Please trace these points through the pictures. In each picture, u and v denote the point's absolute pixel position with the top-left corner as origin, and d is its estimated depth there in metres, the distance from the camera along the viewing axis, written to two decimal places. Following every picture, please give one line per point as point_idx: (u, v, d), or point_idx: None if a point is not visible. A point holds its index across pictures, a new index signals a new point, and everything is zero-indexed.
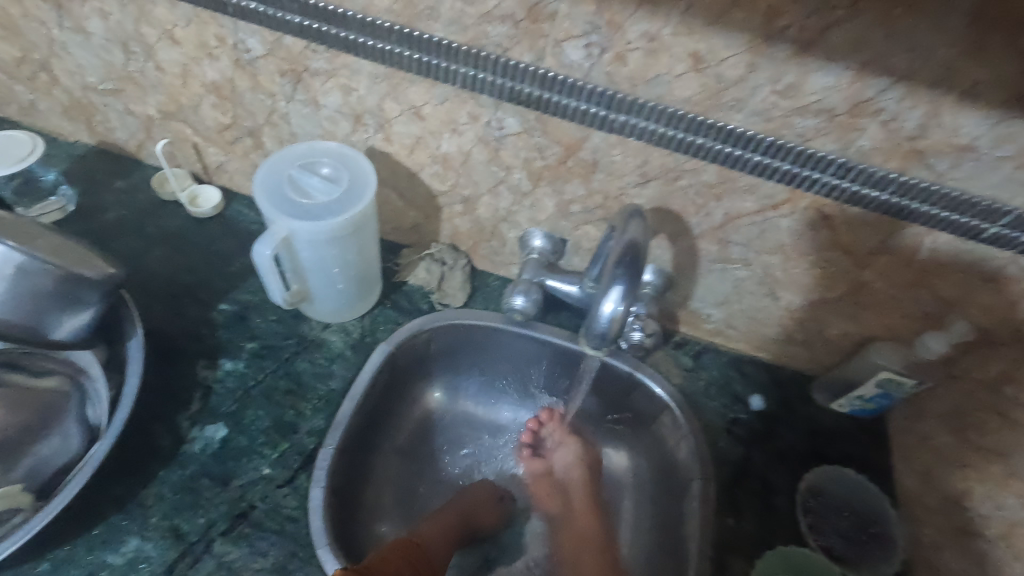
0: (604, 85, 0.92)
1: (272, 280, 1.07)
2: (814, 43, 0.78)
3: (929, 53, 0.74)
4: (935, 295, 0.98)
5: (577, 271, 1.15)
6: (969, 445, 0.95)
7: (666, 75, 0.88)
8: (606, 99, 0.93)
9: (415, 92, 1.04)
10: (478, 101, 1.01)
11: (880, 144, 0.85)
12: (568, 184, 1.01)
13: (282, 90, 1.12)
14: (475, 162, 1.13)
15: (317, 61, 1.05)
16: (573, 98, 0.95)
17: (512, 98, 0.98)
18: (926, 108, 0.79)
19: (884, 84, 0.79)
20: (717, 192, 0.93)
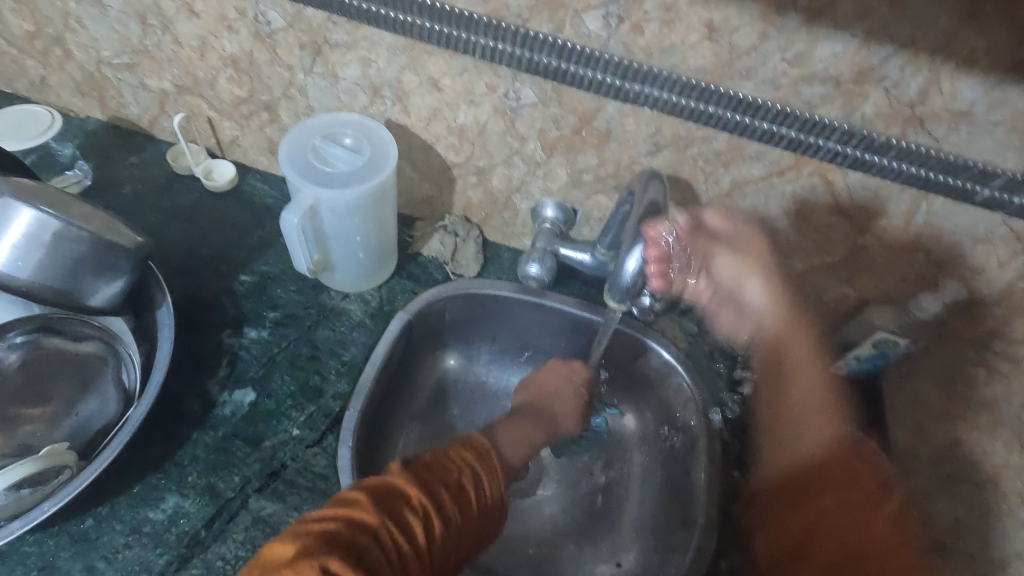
0: (462, 5, 0.59)
1: (138, 196, 0.82)
2: (819, 10, 0.51)
3: (928, 20, 0.49)
4: (934, 250, 0.65)
5: (460, 208, 0.81)
6: (931, 411, 0.69)
7: (599, 7, 0.55)
8: (484, 29, 0.60)
9: (234, 35, 0.68)
10: (280, 39, 0.67)
11: (861, 32, 0.51)
12: (426, 113, 0.69)
13: (50, 41, 0.76)
14: (303, 100, 0.72)
15: (96, 9, 0.70)
16: (384, 28, 0.62)
17: (349, 16, 0.62)
18: (927, 66, 0.51)
19: (859, 5, 0.49)
20: (607, 126, 0.64)
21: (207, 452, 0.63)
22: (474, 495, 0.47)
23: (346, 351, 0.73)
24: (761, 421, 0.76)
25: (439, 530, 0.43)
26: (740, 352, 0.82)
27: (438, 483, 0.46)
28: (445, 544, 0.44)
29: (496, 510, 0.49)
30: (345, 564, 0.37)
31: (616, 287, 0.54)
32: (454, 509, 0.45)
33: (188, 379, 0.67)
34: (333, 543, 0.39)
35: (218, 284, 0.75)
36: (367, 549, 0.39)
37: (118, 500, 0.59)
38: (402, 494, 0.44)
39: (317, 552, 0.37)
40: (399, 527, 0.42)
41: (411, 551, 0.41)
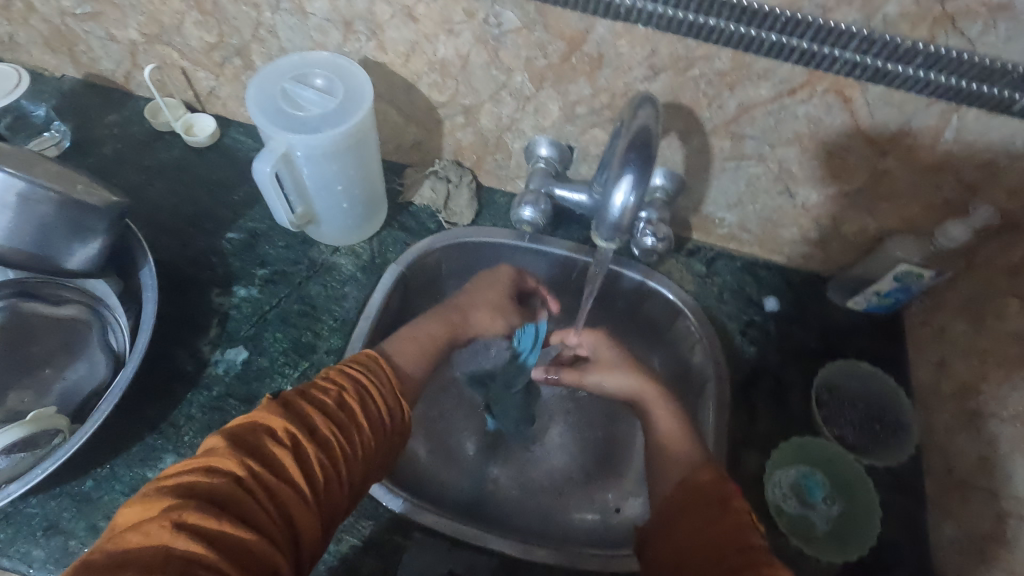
0: None
1: (117, 155, 0.79)
2: None
3: None
4: (964, 170, 0.59)
5: (450, 151, 0.77)
6: (956, 345, 0.65)
7: None
8: None
9: None
10: None
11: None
12: (403, 47, 0.64)
13: None
14: (274, 42, 0.68)
15: None
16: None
17: None
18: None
19: None
20: (598, 49, 0.59)
21: (203, 412, 0.63)
22: (356, 414, 0.47)
23: (338, 306, 0.71)
24: (772, 363, 0.73)
25: (316, 456, 0.43)
26: (751, 292, 0.78)
27: (311, 410, 0.45)
28: (328, 469, 0.43)
29: (389, 421, 0.50)
30: (204, 512, 0.37)
31: (605, 224, 0.48)
32: (330, 432, 0.45)
33: (179, 340, 0.66)
34: (191, 493, 0.38)
35: (205, 242, 0.73)
36: (231, 493, 0.39)
37: (118, 462, 0.59)
38: (267, 429, 0.43)
39: (174, 506, 0.37)
40: (267, 465, 0.41)
41: (283, 486, 0.41)
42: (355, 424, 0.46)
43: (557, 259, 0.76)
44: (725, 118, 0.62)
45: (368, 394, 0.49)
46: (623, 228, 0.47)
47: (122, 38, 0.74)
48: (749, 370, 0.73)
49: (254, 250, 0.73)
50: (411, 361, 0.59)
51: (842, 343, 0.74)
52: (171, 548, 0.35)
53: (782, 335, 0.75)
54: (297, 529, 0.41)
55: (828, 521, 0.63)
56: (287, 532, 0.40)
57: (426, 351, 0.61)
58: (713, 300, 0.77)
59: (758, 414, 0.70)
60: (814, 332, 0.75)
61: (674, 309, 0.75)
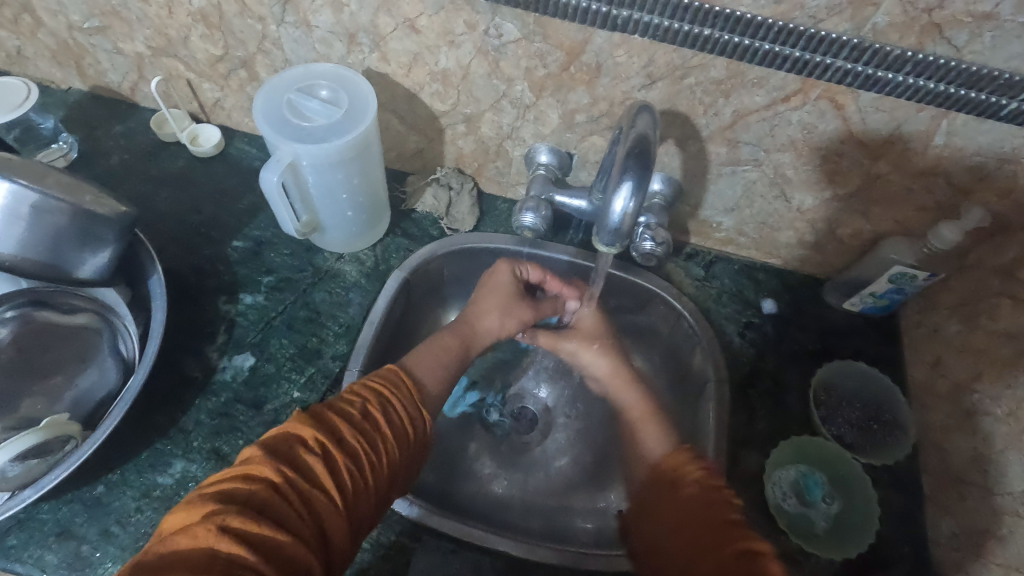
0: None
1: (123, 165, 0.80)
2: None
3: None
4: (955, 173, 0.60)
5: (451, 159, 0.78)
6: (950, 344, 0.66)
7: None
8: None
9: None
10: None
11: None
12: (405, 58, 0.66)
13: (19, 9, 0.73)
14: (279, 54, 0.69)
15: None
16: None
17: None
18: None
19: None
20: (596, 59, 0.60)
21: (211, 417, 0.64)
22: (382, 425, 0.48)
23: (343, 312, 0.72)
24: (770, 364, 0.74)
25: (347, 465, 0.44)
26: (749, 294, 0.79)
27: (340, 419, 0.46)
28: (358, 478, 0.44)
29: (413, 433, 0.50)
30: (244, 517, 0.38)
31: (604, 229, 0.49)
32: (359, 441, 0.45)
33: (187, 347, 0.67)
34: (230, 499, 0.39)
35: (211, 250, 0.74)
36: (268, 499, 0.39)
37: (128, 467, 0.60)
38: (300, 438, 0.44)
39: (215, 511, 0.38)
40: (301, 472, 0.42)
41: (317, 493, 0.42)
42: (382, 434, 0.47)
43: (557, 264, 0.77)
44: (721, 125, 0.63)
45: (393, 405, 0.50)
46: (622, 234, 0.48)
47: (128, 50, 0.75)
48: (748, 371, 0.74)
49: (260, 258, 0.74)
50: (432, 374, 0.58)
51: (839, 344, 0.76)
52: (215, 551, 0.36)
53: (779, 337, 0.76)
54: (330, 536, 0.41)
55: (827, 518, 0.64)
56: (322, 539, 0.41)
57: (445, 364, 0.60)
58: (711, 303, 0.78)
59: (757, 415, 0.71)
60: (811, 332, 0.77)
61: (673, 312, 0.76)
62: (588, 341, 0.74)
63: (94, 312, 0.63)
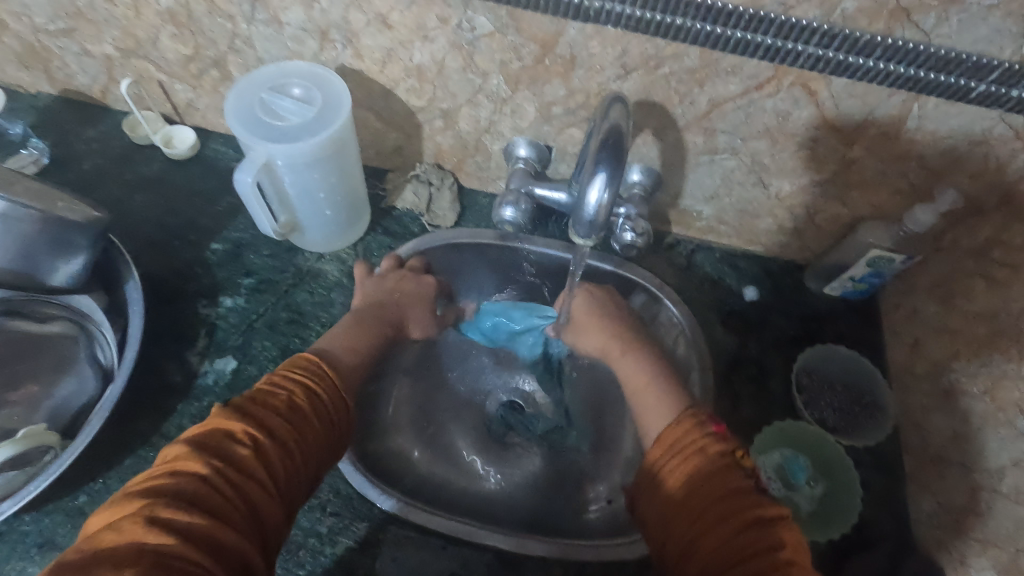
0: None
1: (97, 170, 0.79)
2: None
3: None
4: (927, 156, 0.61)
5: (431, 155, 0.78)
6: (928, 325, 0.67)
7: None
8: None
9: None
10: None
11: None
12: (379, 54, 0.65)
13: None
14: (250, 53, 0.68)
15: None
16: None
17: None
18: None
19: None
20: (571, 51, 0.60)
21: (194, 422, 0.63)
22: (305, 404, 0.48)
23: (325, 312, 0.72)
24: (753, 351, 0.75)
25: (274, 447, 0.44)
26: (731, 282, 0.80)
27: (262, 405, 0.46)
28: (288, 462, 0.45)
29: (338, 413, 0.51)
30: (176, 510, 0.38)
31: (579, 222, 0.49)
32: (286, 426, 0.46)
33: (168, 352, 0.66)
34: (157, 495, 0.39)
35: (189, 253, 0.73)
36: (201, 490, 0.40)
37: (111, 475, 0.60)
38: (226, 432, 0.43)
39: (143, 508, 0.38)
40: (230, 462, 0.42)
41: (248, 478, 0.42)
42: (305, 414, 0.48)
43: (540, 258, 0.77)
44: (698, 114, 0.63)
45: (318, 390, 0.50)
46: (598, 226, 0.48)
47: (96, 52, 0.74)
48: (731, 358, 0.75)
49: (239, 260, 0.74)
50: (346, 348, 0.62)
51: (820, 328, 0.77)
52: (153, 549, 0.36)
53: (761, 323, 0.77)
54: (263, 517, 0.42)
55: (811, 501, 0.65)
56: (255, 519, 0.42)
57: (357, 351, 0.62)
58: (693, 292, 0.79)
59: (741, 401, 0.72)
60: (793, 317, 0.77)
61: (656, 301, 0.77)
62: (590, 327, 0.72)
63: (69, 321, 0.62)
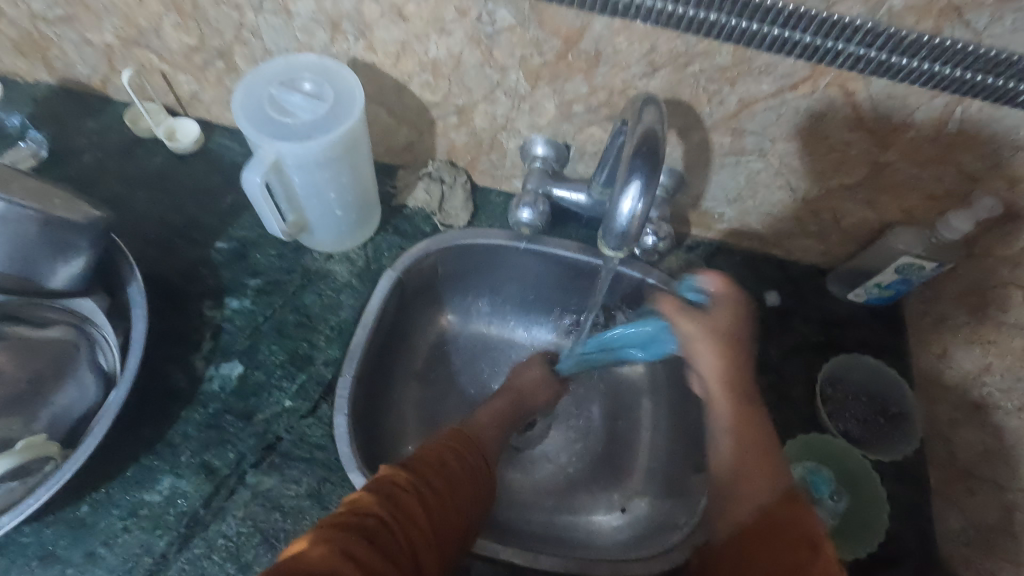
0: None
1: (97, 164, 0.76)
2: None
3: None
4: (968, 162, 0.58)
5: (443, 152, 0.75)
6: (957, 335, 0.65)
7: None
8: None
9: None
10: None
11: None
12: (393, 47, 0.62)
13: None
14: (257, 44, 0.66)
15: None
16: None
17: None
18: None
19: None
20: (596, 47, 0.57)
21: (199, 430, 0.61)
22: (468, 467, 0.47)
23: (334, 315, 0.69)
24: (775, 359, 0.73)
25: (435, 499, 0.43)
26: (752, 287, 0.77)
27: (427, 464, 0.45)
28: (446, 518, 0.42)
29: (488, 487, 0.49)
30: (361, 544, 0.36)
31: (609, 231, 0.47)
32: (446, 486, 0.44)
33: (173, 356, 0.64)
34: (341, 527, 0.37)
35: (193, 252, 0.71)
36: (375, 532, 0.38)
37: (114, 484, 0.58)
38: (394, 480, 0.42)
39: (326, 536, 0.36)
40: (400, 509, 0.40)
41: (413, 527, 0.40)
42: (465, 475, 0.46)
43: (555, 260, 0.74)
44: (727, 114, 0.61)
45: (473, 462, 0.48)
46: (631, 235, 0.46)
47: (97, 41, 0.71)
48: (752, 366, 0.72)
49: (245, 260, 0.71)
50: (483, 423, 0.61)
51: (843, 335, 0.74)
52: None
53: (783, 330, 0.75)
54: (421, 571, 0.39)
55: (836, 517, 0.63)
56: (416, 573, 0.39)
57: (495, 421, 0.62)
58: None
59: (762, 411, 0.70)
60: (815, 324, 0.75)
61: None
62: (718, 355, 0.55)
63: (72, 324, 0.60)
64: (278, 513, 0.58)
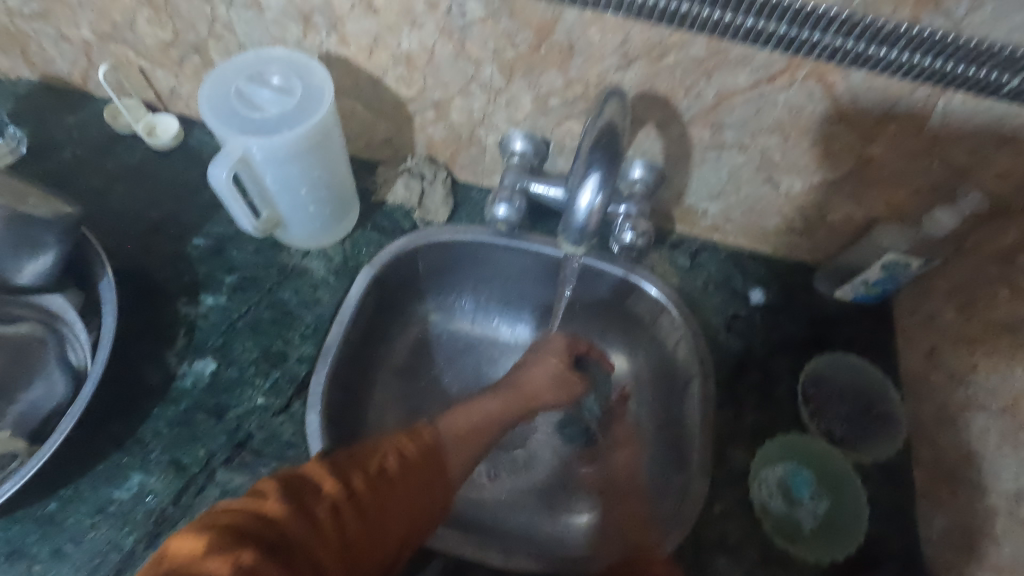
0: None
1: (76, 160, 0.76)
2: None
3: None
4: (952, 155, 0.56)
5: (423, 147, 0.74)
6: (946, 334, 0.63)
7: None
8: None
9: None
10: None
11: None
12: (366, 41, 0.61)
13: None
14: (231, 38, 0.65)
15: None
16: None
17: None
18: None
19: None
20: (569, 39, 0.56)
21: (170, 427, 0.61)
22: (412, 477, 0.45)
23: (310, 312, 0.69)
24: (759, 358, 0.71)
25: (357, 509, 0.42)
26: (737, 284, 0.76)
27: (358, 471, 0.44)
28: (364, 532, 0.42)
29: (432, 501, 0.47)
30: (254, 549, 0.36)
31: (570, 228, 0.46)
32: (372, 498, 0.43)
33: (146, 352, 0.64)
34: (239, 527, 0.37)
35: (169, 248, 0.70)
36: (275, 539, 0.38)
37: (83, 481, 0.58)
38: (316, 486, 0.42)
39: (221, 534, 0.37)
40: (310, 517, 0.40)
41: (322, 535, 0.40)
42: (404, 487, 0.45)
43: (536, 257, 0.74)
44: (705, 107, 0.59)
45: (419, 474, 0.46)
46: (589, 232, 0.45)
47: (73, 35, 0.70)
48: (736, 365, 0.71)
49: (221, 256, 0.71)
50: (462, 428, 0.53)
51: (830, 334, 0.73)
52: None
53: (768, 328, 0.73)
54: None
55: (815, 518, 0.62)
56: None
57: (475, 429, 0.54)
58: (697, 294, 0.75)
59: (745, 410, 0.68)
60: (801, 323, 0.73)
61: (657, 304, 0.73)
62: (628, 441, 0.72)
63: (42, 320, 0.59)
64: None
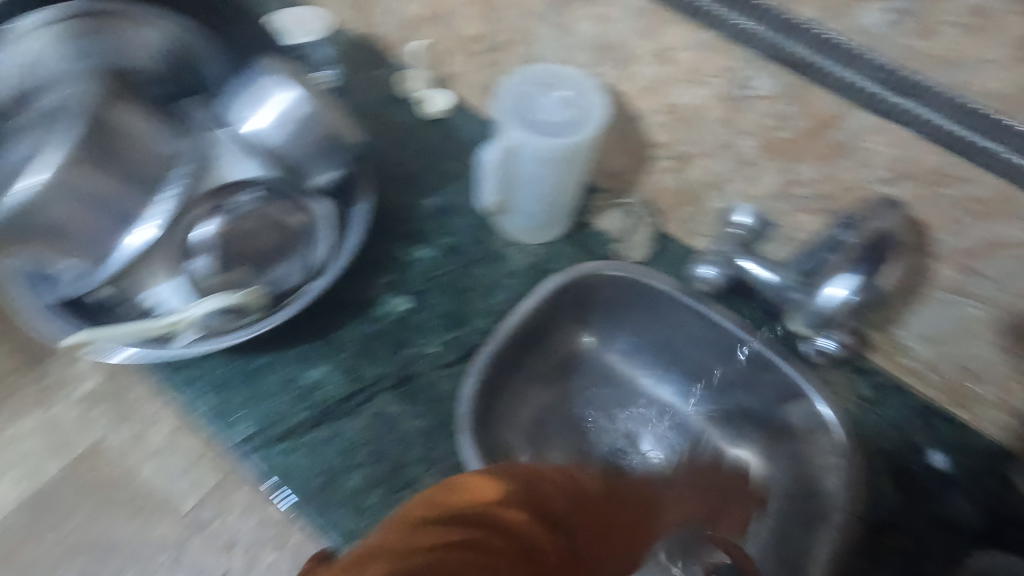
0: None
1: (360, 108, 0.90)
2: None
3: None
4: None
5: (646, 191, 0.78)
6: None
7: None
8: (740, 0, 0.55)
9: None
10: None
11: None
12: (646, 85, 0.67)
13: None
14: (529, 49, 0.75)
15: None
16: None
17: None
18: None
19: None
20: (844, 139, 0.57)
21: (358, 341, 0.70)
22: (619, 516, 0.44)
23: (498, 293, 0.76)
24: (917, 522, 0.65)
25: (576, 512, 0.39)
26: (916, 437, 0.70)
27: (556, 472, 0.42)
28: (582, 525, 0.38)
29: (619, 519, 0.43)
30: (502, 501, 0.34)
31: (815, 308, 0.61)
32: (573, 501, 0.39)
33: (363, 275, 0.74)
34: (494, 498, 0.34)
35: (406, 199, 0.82)
36: (513, 498, 0.35)
37: (279, 354, 0.68)
38: (541, 477, 0.39)
39: (490, 503, 0.34)
40: (531, 492, 0.37)
41: (571, 525, 0.37)
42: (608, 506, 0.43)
43: (713, 327, 0.75)
44: (963, 248, 0.57)
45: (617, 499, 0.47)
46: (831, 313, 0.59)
47: (403, 11, 0.85)
48: (884, 516, 0.66)
49: (445, 220, 0.80)
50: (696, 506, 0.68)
51: (1013, 533, 0.64)
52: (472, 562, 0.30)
53: (936, 495, 0.67)
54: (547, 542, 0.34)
55: None
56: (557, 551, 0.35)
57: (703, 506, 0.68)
58: (867, 430, 0.71)
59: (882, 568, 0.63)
60: (979, 504, 0.66)
61: (820, 422, 0.70)
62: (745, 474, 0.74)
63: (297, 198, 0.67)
64: (391, 435, 0.64)
